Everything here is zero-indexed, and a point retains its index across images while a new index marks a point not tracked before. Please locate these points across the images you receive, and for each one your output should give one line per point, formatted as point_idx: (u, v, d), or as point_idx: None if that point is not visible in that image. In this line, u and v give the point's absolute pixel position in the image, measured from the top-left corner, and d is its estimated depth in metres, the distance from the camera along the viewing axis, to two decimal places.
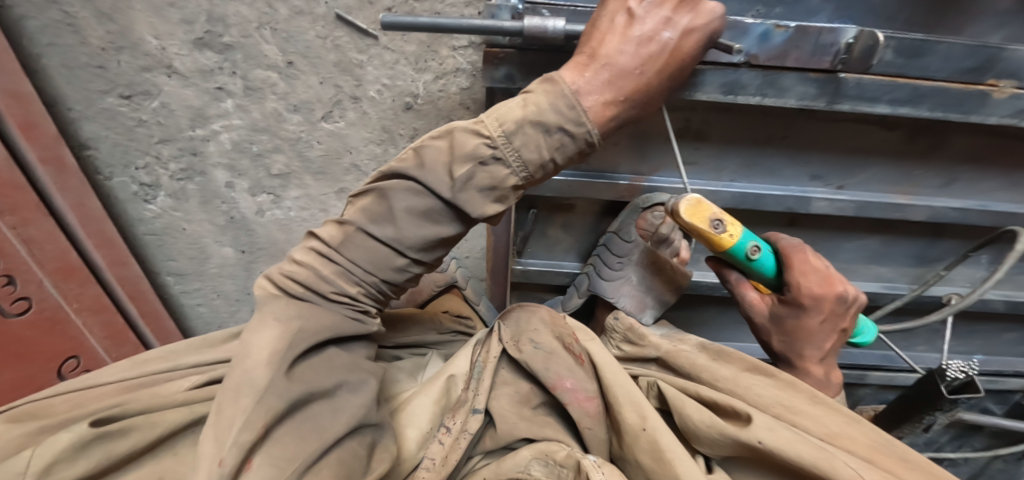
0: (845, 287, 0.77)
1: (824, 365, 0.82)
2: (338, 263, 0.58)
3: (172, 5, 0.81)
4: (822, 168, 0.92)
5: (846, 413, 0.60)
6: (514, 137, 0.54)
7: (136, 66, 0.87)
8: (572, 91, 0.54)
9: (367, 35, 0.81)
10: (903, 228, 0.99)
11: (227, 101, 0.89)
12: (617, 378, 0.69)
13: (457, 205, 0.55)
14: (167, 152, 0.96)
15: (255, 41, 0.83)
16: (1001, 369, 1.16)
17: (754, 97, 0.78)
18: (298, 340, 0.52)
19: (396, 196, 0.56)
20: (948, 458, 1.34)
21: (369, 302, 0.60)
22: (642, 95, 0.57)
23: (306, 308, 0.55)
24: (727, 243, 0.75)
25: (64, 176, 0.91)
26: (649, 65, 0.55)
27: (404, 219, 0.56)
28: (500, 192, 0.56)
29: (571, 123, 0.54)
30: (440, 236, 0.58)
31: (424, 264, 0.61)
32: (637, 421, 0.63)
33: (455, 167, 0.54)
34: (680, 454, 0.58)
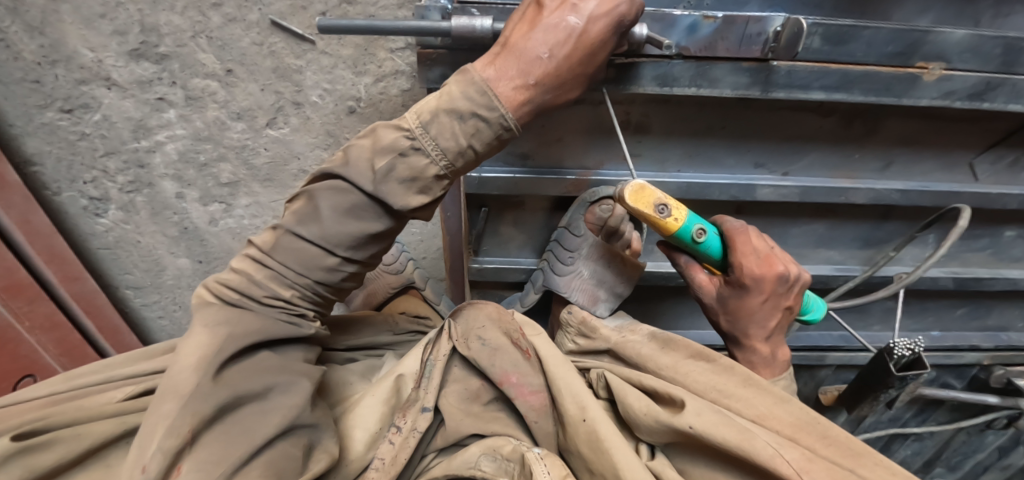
0: (785, 267, 0.78)
1: (770, 342, 0.85)
2: (270, 266, 0.58)
3: (103, 17, 0.80)
4: (763, 156, 0.96)
5: (776, 393, 0.61)
6: (431, 127, 0.57)
7: (72, 79, 0.86)
8: (483, 80, 0.56)
9: (302, 39, 0.81)
10: (847, 211, 1.02)
11: (168, 111, 0.89)
12: (561, 371, 0.71)
13: (378, 197, 0.57)
14: (113, 165, 0.96)
15: (190, 50, 0.83)
16: (956, 345, 1.19)
17: (688, 88, 0.80)
18: (226, 345, 0.52)
19: (322, 196, 0.57)
20: (912, 434, 1.37)
21: (307, 305, 0.60)
22: (553, 80, 0.58)
23: (236, 314, 0.55)
24: (672, 227, 0.75)
25: (6, 193, 0.90)
26: (557, 51, 0.56)
27: (329, 217, 0.57)
28: (422, 183, 0.58)
29: (483, 109, 0.56)
30: (370, 233, 0.59)
31: (357, 261, 0.61)
32: (579, 413, 0.65)
33: (373, 159, 0.57)
34: (617, 443, 0.59)
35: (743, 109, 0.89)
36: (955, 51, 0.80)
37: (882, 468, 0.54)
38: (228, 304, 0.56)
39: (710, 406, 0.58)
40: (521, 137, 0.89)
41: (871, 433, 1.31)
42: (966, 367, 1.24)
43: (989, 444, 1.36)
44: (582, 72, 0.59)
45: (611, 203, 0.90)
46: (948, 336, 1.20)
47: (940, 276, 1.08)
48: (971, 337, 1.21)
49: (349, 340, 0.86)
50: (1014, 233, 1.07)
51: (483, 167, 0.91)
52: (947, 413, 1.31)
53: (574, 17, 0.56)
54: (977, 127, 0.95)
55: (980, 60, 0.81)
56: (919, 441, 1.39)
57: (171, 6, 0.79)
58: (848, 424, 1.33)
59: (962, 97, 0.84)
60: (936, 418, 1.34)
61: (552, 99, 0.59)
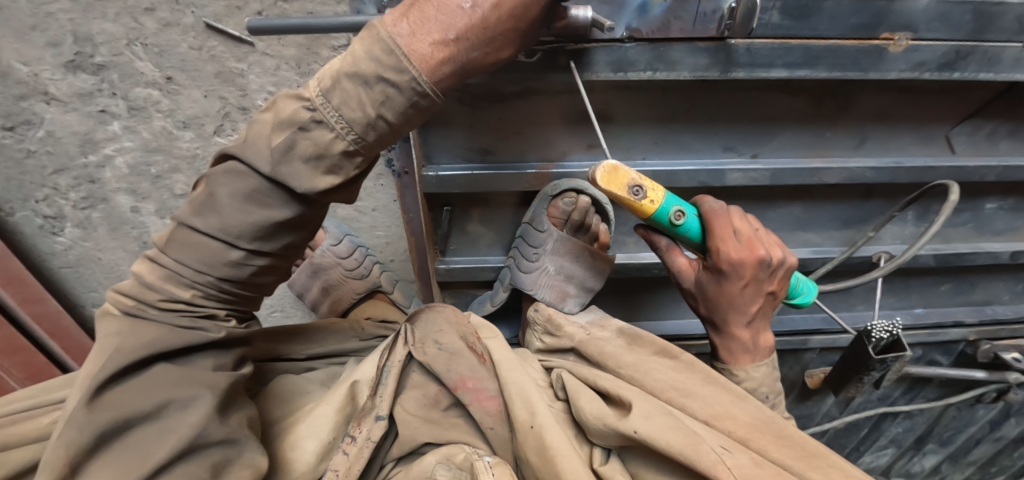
0: (769, 251, 0.70)
1: (752, 329, 0.78)
2: (164, 266, 0.52)
3: (34, 28, 0.77)
4: (732, 138, 0.93)
5: (733, 392, 0.61)
6: (332, 95, 0.53)
7: (10, 95, 0.83)
8: (392, 37, 0.52)
9: (242, 41, 0.78)
10: (822, 191, 0.99)
11: (113, 124, 0.87)
12: (512, 375, 0.69)
13: (279, 179, 0.53)
14: (63, 182, 0.92)
15: (128, 58, 0.80)
16: (940, 321, 1.18)
17: (645, 72, 0.77)
18: (113, 360, 0.47)
19: (219, 182, 0.53)
20: (902, 412, 1.35)
21: (212, 305, 0.54)
22: (479, 35, 0.54)
23: (129, 323, 0.50)
24: (649, 210, 0.67)
25: None
26: (480, 3, 0.53)
27: (228, 204, 0.52)
28: (330, 160, 0.54)
29: (391, 71, 0.52)
30: (276, 221, 0.54)
31: (267, 253, 0.56)
32: (526, 418, 0.63)
33: (272, 135, 0.53)
34: (564, 450, 0.58)
35: (708, 90, 0.86)
36: (922, 20, 0.76)
37: (836, 470, 0.51)
38: (126, 314, 0.51)
39: (660, 407, 0.56)
40: (478, 132, 0.86)
41: (859, 414, 1.30)
42: (952, 343, 1.22)
43: (979, 418, 1.35)
44: (510, 30, 0.56)
45: (573, 195, 0.89)
46: (933, 312, 1.19)
47: (921, 253, 1.06)
48: (956, 312, 1.20)
49: (311, 349, 0.83)
50: (994, 206, 1.05)
51: (438, 164, 0.89)
52: (936, 390, 1.30)
53: None
54: (952, 98, 0.91)
55: (949, 29, 0.78)
56: (909, 419, 1.37)
57: (103, 14, 0.76)
58: (836, 405, 1.32)
59: (932, 67, 0.81)
60: (926, 395, 1.32)
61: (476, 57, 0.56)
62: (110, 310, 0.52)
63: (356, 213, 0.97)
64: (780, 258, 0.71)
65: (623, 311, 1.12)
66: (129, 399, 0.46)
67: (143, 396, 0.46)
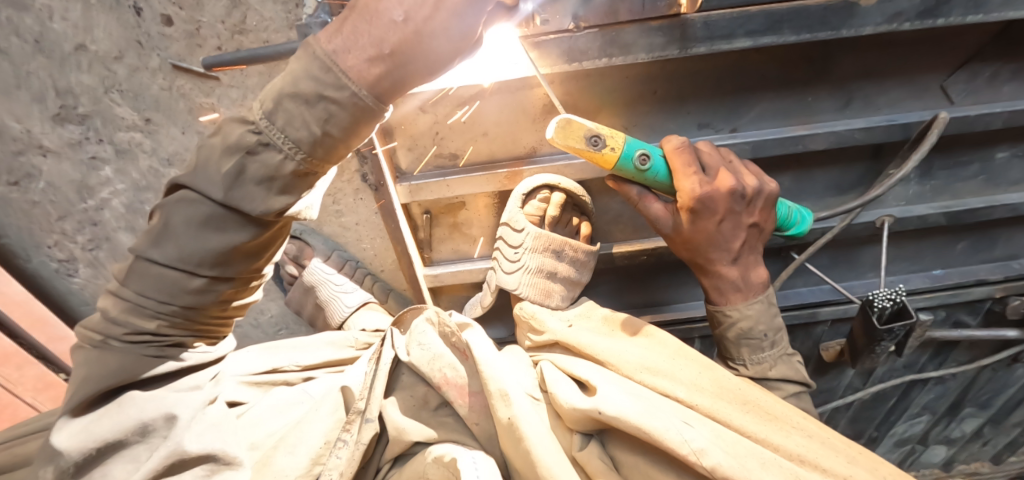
0: (740, 180, 0.67)
1: (740, 266, 0.73)
2: (126, 298, 0.56)
3: (19, 88, 0.82)
4: (706, 116, 0.90)
5: (701, 363, 0.60)
6: (276, 116, 0.55)
7: (9, 152, 0.88)
8: (328, 54, 0.54)
9: (207, 77, 0.82)
10: (810, 159, 0.95)
11: (104, 168, 0.91)
12: (490, 369, 0.64)
13: (233, 204, 0.55)
14: (70, 227, 0.98)
15: (107, 105, 0.84)
16: (962, 281, 1.11)
17: (600, 60, 0.76)
18: (83, 389, 0.54)
19: (172, 210, 0.55)
20: (931, 379, 1.29)
21: (177, 333, 0.59)
22: (415, 48, 0.53)
23: (98, 355, 0.56)
24: (611, 161, 0.65)
25: None
26: (411, 12, 0.52)
27: (184, 233, 0.55)
28: (281, 181, 0.56)
29: (330, 88, 0.54)
30: (233, 245, 0.57)
31: (228, 278, 0.59)
32: (504, 410, 0.60)
33: (221, 161, 0.55)
34: (540, 437, 0.56)
35: (675, 68, 0.84)
36: None
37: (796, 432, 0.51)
38: (95, 346, 0.57)
39: (627, 387, 0.55)
40: (445, 138, 0.88)
41: (883, 383, 1.25)
42: (979, 303, 1.15)
43: (1017, 378, 1.27)
44: (450, 41, 0.54)
45: (546, 193, 0.89)
46: (952, 272, 1.13)
47: (929, 213, 1.01)
48: (977, 269, 1.13)
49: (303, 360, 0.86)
50: (1006, 155, 0.99)
51: (412, 175, 0.91)
52: (967, 353, 1.23)
53: None
54: (941, 46, 0.86)
55: None
56: (940, 385, 1.31)
57: (78, 66, 0.81)
58: (858, 377, 1.27)
59: (911, 17, 0.76)
60: (956, 359, 1.26)
61: (409, 66, 0.55)
62: (83, 342, 0.58)
63: (341, 228, 0.99)
64: (754, 186, 0.68)
65: (622, 301, 1.10)
66: (100, 428, 0.52)
67: (112, 424, 0.52)
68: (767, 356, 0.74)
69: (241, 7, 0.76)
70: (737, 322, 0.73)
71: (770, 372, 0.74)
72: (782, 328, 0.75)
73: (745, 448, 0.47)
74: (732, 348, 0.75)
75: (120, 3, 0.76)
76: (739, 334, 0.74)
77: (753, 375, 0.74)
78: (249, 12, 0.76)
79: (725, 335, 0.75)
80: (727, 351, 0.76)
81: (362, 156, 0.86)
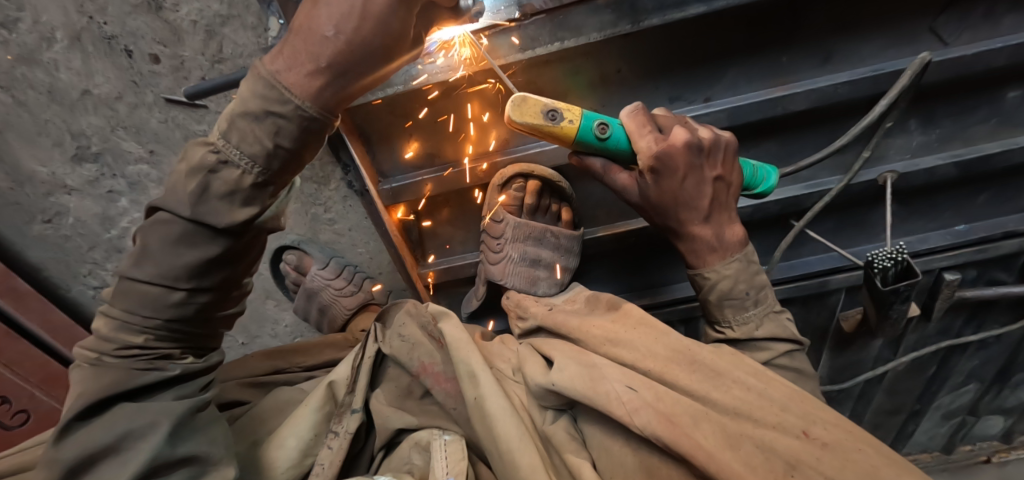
0: (695, 133, 0.66)
1: (714, 224, 0.70)
2: (116, 317, 0.63)
3: (40, 134, 0.91)
4: (676, 88, 0.89)
5: (658, 329, 0.60)
6: (231, 135, 0.59)
7: (39, 193, 0.98)
8: (272, 74, 0.58)
9: (197, 106, 0.89)
10: (795, 121, 0.92)
11: (121, 200, 1.00)
12: (460, 353, 0.66)
13: (200, 219, 0.60)
14: (100, 256, 1.06)
15: (115, 142, 0.93)
16: (990, 234, 1.03)
17: (552, 44, 0.81)
18: (76, 403, 0.59)
19: (150, 233, 0.62)
20: (971, 344, 1.20)
21: (164, 346, 0.65)
22: (348, 58, 0.57)
23: (94, 371, 0.62)
24: (571, 134, 0.63)
25: (23, 301, 1.00)
26: (341, 26, 0.56)
27: (160, 252, 0.61)
28: (243, 194, 0.61)
29: (276, 104, 0.58)
30: (206, 258, 0.62)
31: (206, 288, 0.65)
32: (472, 390, 0.62)
33: (186, 182, 0.59)
34: (501, 413, 0.58)
35: (635, 44, 0.84)
36: None
37: (739, 386, 0.53)
38: (91, 364, 0.63)
39: (580, 357, 0.58)
40: (420, 140, 0.92)
41: (916, 352, 1.17)
42: (1015, 257, 1.06)
43: None
44: (381, 41, 0.57)
45: (520, 181, 0.90)
46: (977, 227, 1.04)
47: (937, 165, 0.96)
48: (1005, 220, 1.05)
49: (305, 361, 0.90)
50: (1019, 93, 0.91)
51: (393, 177, 0.95)
52: (1010, 313, 1.14)
53: None
54: None
55: None
56: (983, 349, 1.22)
57: (87, 110, 0.89)
58: (888, 347, 1.20)
59: None
60: (997, 320, 1.17)
61: (348, 75, 0.59)
62: (81, 361, 0.64)
63: (336, 236, 1.05)
64: (709, 137, 0.67)
65: (620, 285, 1.07)
66: (97, 434, 0.57)
67: (111, 427, 0.58)
68: (752, 315, 0.71)
69: (217, 38, 0.82)
70: (717, 283, 0.71)
71: (758, 332, 0.70)
72: (766, 285, 0.72)
73: (680, 404, 0.50)
74: (716, 312, 0.72)
75: (114, 48, 0.83)
76: (722, 296, 0.71)
77: (740, 336, 0.71)
78: (224, 41, 0.82)
79: (708, 298, 0.72)
80: (712, 315, 0.73)
81: (343, 165, 0.93)
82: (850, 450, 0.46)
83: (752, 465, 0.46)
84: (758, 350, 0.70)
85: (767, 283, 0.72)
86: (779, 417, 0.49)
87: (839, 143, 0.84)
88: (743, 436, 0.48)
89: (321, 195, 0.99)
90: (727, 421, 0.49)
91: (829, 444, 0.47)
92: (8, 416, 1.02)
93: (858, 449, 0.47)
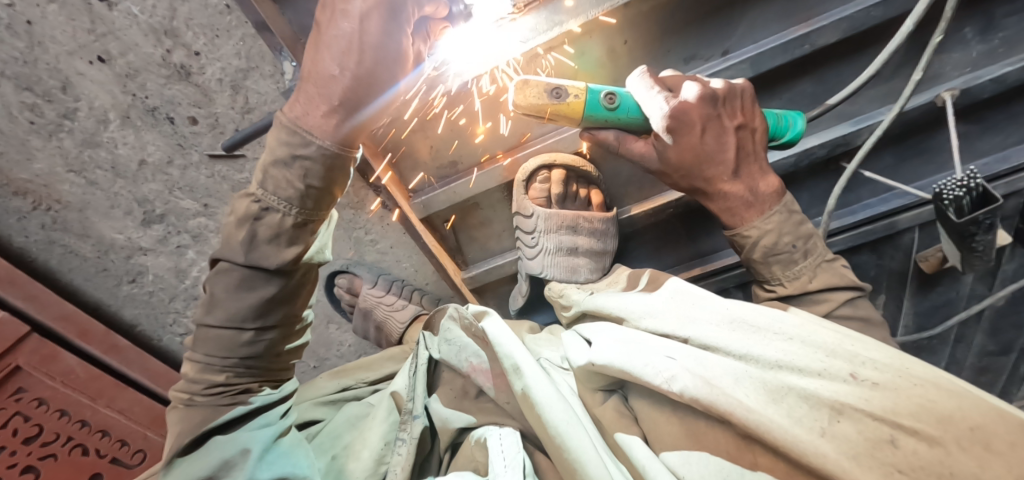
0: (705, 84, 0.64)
1: (744, 176, 0.66)
2: (198, 360, 0.69)
3: (113, 206, 1.02)
4: (690, 48, 0.85)
5: (695, 294, 0.59)
6: (267, 184, 0.63)
7: (122, 258, 1.09)
8: (292, 121, 0.62)
9: (236, 157, 0.96)
10: (826, 55, 0.84)
11: (188, 252, 1.09)
12: (502, 344, 0.67)
13: (254, 264, 0.65)
14: (180, 305, 1.17)
15: (174, 202, 1.02)
16: None
17: (551, 30, 0.80)
18: (176, 441, 0.66)
19: (214, 282, 0.67)
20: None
21: (245, 381, 0.71)
22: (356, 89, 0.59)
23: (188, 410, 0.69)
24: (579, 109, 0.63)
25: (124, 354, 1.13)
26: (344, 65, 0.57)
27: (226, 298, 0.67)
28: (287, 235, 0.65)
29: (300, 147, 0.62)
30: (267, 298, 0.67)
31: (272, 326, 0.70)
32: (518, 382, 0.62)
33: (237, 232, 0.64)
34: (551, 399, 0.58)
35: (635, 12, 0.80)
36: None
37: (778, 338, 0.50)
38: (185, 404, 0.70)
39: (619, 334, 0.58)
40: (441, 151, 0.94)
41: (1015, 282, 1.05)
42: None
43: None
44: (383, 63, 0.59)
45: (545, 173, 0.90)
46: None
47: (1007, 72, 0.85)
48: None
49: (369, 377, 0.95)
50: None
51: (422, 191, 0.99)
52: None
53: (343, 23, 0.57)
54: None
55: None
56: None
57: (147, 177, 0.99)
58: (982, 282, 1.09)
59: None
60: None
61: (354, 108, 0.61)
62: (177, 403, 0.71)
63: (379, 255, 1.10)
64: (721, 86, 0.65)
65: (665, 260, 1.05)
66: (193, 467, 0.63)
67: (207, 460, 0.63)
68: (802, 268, 0.67)
69: (242, 91, 0.88)
70: (759, 240, 0.67)
71: (811, 284, 0.66)
72: (813, 233, 0.68)
73: (719, 368, 0.49)
74: (763, 270, 0.69)
75: (158, 118, 0.91)
76: (765, 254, 0.67)
77: (794, 292, 0.67)
78: (248, 93, 0.89)
79: (751, 257, 0.69)
80: (759, 274, 0.70)
81: (376, 188, 0.98)
82: (905, 388, 0.43)
83: (795, 416, 0.43)
84: (815, 302, 0.66)
85: (814, 231, 0.68)
86: (824, 364, 0.46)
87: (869, 71, 0.75)
88: (785, 388, 0.46)
89: (359, 219, 1.04)
90: (768, 374, 0.47)
91: (881, 384, 0.44)
92: (129, 457, 1.08)
93: (915, 384, 0.43)
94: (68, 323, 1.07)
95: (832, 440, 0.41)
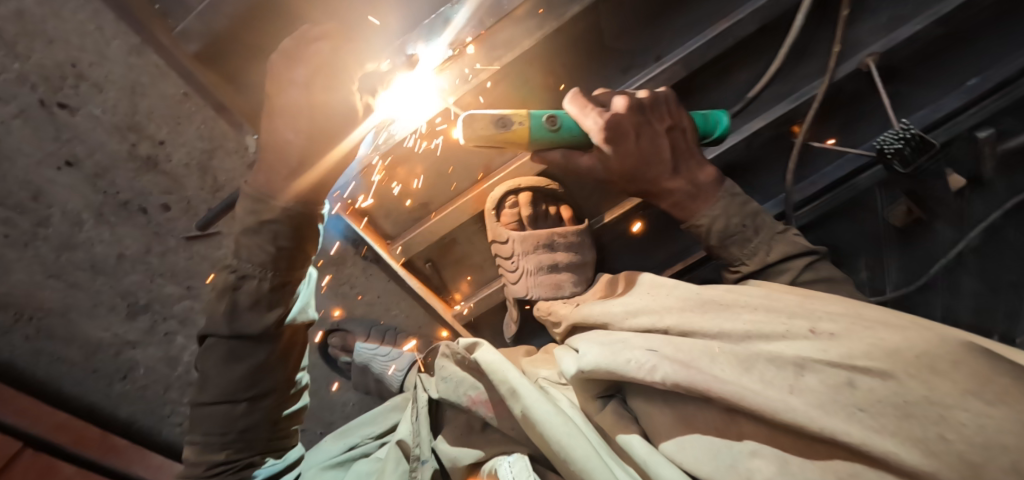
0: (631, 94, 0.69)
1: (683, 173, 0.71)
2: (195, 440, 0.69)
3: (97, 305, 1.02)
4: (625, 59, 0.91)
5: (668, 284, 0.63)
6: (239, 254, 0.65)
7: (110, 356, 1.08)
8: (257, 189, 0.65)
9: (213, 234, 0.98)
10: (750, 45, 0.91)
11: (179, 337, 1.09)
12: (492, 367, 0.67)
13: (238, 332, 0.66)
14: (176, 393, 1.15)
15: (158, 289, 1.03)
16: (1009, 76, 0.97)
17: (493, 66, 0.85)
18: None
19: (204, 358, 0.68)
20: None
21: (246, 453, 0.69)
22: (313, 150, 0.63)
23: None
24: (526, 134, 0.67)
25: (125, 456, 1.07)
26: (297, 128, 0.61)
27: (217, 372, 0.67)
28: (266, 300, 0.67)
29: (263, 213, 0.64)
30: (256, 366, 0.68)
31: (267, 392, 0.70)
32: (516, 404, 0.62)
33: (218, 304, 0.66)
34: (550, 415, 0.58)
35: (568, 35, 0.86)
36: None
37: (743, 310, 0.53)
38: None
39: (600, 337, 0.60)
40: (411, 194, 0.97)
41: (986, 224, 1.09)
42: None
43: None
44: (333, 120, 0.62)
45: (512, 197, 0.94)
46: (991, 74, 0.98)
47: (918, 31, 0.92)
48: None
49: (375, 431, 0.93)
50: None
51: (400, 235, 1.02)
52: None
53: (292, 88, 0.60)
54: None
55: None
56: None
57: (127, 269, 1.00)
58: None
59: None
60: None
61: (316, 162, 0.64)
62: None
63: (368, 306, 1.11)
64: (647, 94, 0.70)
65: (646, 263, 1.06)
66: None
67: None
68: (757, 243, 0.71)
69: (210, 171, 0.92)
70: (711, 227, 0.71)
71: (770, 257, 0.69)
72: (761, 210, 0.72)
73: (695, 348, 0.50)
74: (724, 254, 0.72)
75: (131, 210, 0.94)
76: (721, 238, 0.71)
77: (756, 268, 0.70)
78: (217, 171, 0.92)
79: (710, 244, 0.72)
80: (722, 259, 0.73)
81: (353, 240, 1.00)
82: (855, 332, 0.46)
83: (767, 380, 0.45)
84: (783, 273, 0.69)
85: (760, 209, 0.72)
86: (786, 326, 0.49)
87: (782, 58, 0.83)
88: (756, 355, 0.48)
89: (342, 274, 1.06)
90: (740, 346, 0.50)
91: (837, 334, 0.47)
92: None
93: (865, 329, 0.46)
94: (62, 432, 1.01)
95: (801, 394, 0.43)
